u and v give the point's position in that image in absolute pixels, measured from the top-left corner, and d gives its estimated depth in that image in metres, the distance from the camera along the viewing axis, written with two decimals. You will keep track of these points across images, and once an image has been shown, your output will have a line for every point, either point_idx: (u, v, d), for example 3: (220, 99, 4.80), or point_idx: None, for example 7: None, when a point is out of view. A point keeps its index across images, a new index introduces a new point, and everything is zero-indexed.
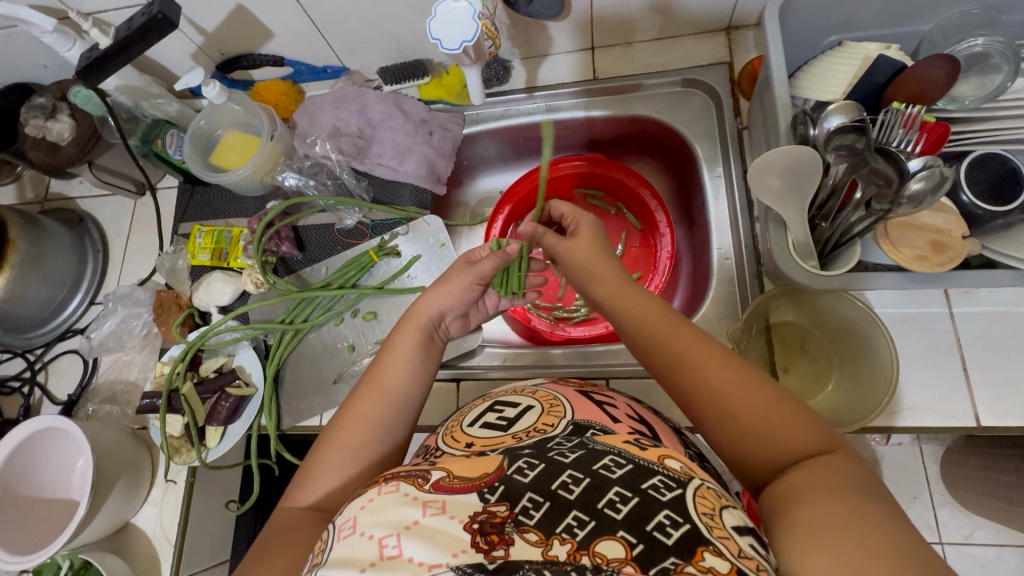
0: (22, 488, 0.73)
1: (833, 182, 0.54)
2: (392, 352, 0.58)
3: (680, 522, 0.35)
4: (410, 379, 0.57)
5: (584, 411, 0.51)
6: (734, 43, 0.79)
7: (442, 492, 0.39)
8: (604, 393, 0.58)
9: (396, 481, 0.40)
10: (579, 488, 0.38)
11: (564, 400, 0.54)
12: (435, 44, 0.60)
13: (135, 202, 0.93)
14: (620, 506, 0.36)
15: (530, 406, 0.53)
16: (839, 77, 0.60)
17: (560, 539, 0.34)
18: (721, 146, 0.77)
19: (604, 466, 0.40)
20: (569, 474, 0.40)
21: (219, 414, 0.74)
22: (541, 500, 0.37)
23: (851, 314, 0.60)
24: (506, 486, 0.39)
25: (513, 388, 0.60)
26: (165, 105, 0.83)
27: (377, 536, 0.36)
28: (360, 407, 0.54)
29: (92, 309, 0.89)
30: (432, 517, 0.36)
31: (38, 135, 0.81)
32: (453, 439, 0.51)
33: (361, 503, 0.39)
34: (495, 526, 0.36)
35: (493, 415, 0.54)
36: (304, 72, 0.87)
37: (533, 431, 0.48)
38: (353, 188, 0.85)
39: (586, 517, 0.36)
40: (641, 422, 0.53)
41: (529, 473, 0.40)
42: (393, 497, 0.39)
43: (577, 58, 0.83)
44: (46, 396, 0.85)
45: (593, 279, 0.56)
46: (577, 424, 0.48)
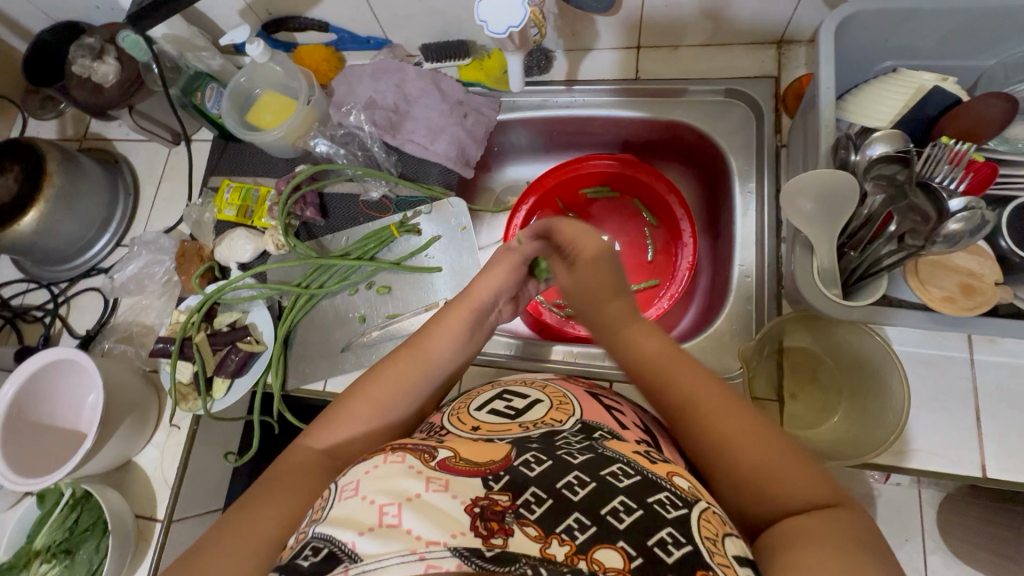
0: (33, 413, 0.75)
1: (868, 212, 0.52)
2: (441, 325, 0.59)
3: (682, 543, 0.35)
4: (450, 358, 0.58)
5: (592, 412, 0.53)
6: (784, 57, 0.77)
7: (446, 472, 0.40)
8: (612, 397, 0.59)
9: (402, 452, 0.42)
10: (583, 491, 0.39)
11: (573, 398, 0.55)
12: (481, 26, 0.60)
13: (169, 150, 0.94)
14: (622, 515, 0.37)
15: (540, 400, 0.55)
16: (888, 106, 0.58)
17: (559, 539, 0.35)
18: (756, 162, 0.75)
19: (611, 474, 0.41)
20: (575, 475, 0.41)
21: (228, 367, 0.76)
22: (543, 497, 0.39)
23: (865, 348, 0.59)
24: (511, 477, 0.40)
25: (524, 379, 0.62)
26: (208, 58, 0.84)
27: (378, 503, 0.36)
28: (400, 371, 0.55)
29: (117, 251, 0.92)
30: (433, 492, 0.37)
31: (84, 74, 0.82)
32: (459, 421, 0.52)
33: (366, 468, 0.40)
34: (495, 514, 0.37)
35: (501, 403, 0.55)
36: (346, 40, 0.87)
37: (542, 423, 0.50)
38: (382, 161, 0.86)
39: (587, 522, 0.37)
40: (646, 431, 0.53)
41: (535, 468, 0.42)
42: (399, 467, 0.40)
43: (621, 56, 0.82)
44: (66, 329, 0.88)
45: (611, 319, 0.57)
46: (586, 424, 0.50)
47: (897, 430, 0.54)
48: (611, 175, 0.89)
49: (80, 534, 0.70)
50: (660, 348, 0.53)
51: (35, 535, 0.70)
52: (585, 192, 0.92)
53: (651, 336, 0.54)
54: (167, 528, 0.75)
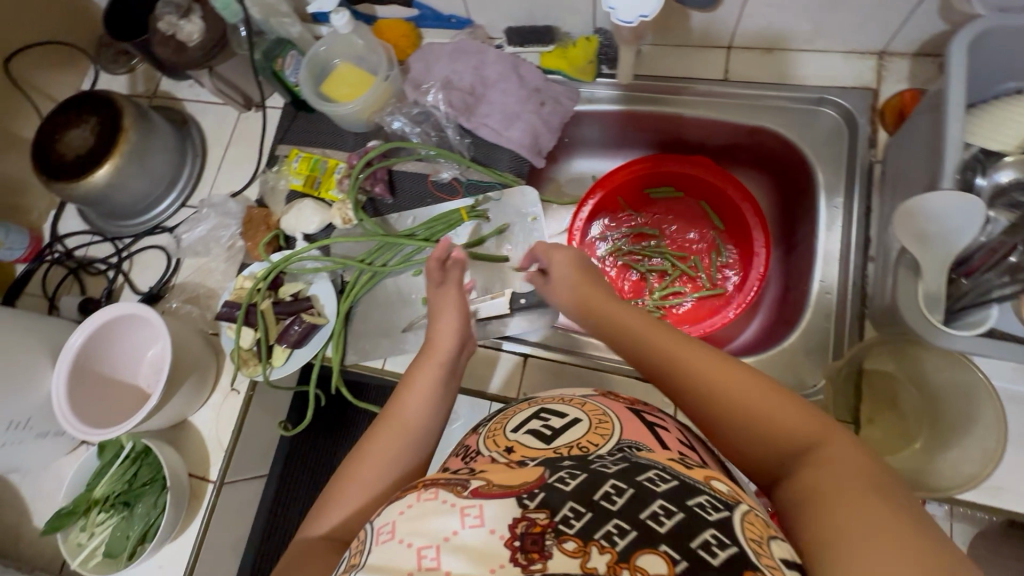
0: (98, 365, 0.76)
1: (987, 240, 0.51)
2: (414, 387, 0.59)
3: (727, 544, 0.34)
4: (426, 409, 0.58)
5: (632, 431, 0.49)
6: (885, 70, 0.74)
7: (480, 499, 0.38)
8: (654, 414, 0.56)
9: (434, 488, 0.40)
10: (622, 499, 0.38)
11: (613, 416, 0.51)
12: (609, 12, 0.58)
13: (239, 115, 0.94)
14: (663, 519, 0.36)
15: (577, 419, 0.51)
16: (1015, 127, 0.54)
17: (599, 548, 0.34)
18: (846, 176, 0.73)
19: (649, 479, 0.39)
20: (611, 484, 0.39)
21: (290, 337, 0.76)
22: (582, 510, 0.37)
23: (954, 378, 0.58)
24: (546, 495, 0.38)
25: (561, 395, 0.58)
26: (289, 25, 0.82)
27: (416, 545, 0.36)
28: (382, 439, 0.54)
29: (182, 211, 0.92)
30: (469, 529, 0.36)
31: (169, 32, 0.81)
32: (493, 442, 0.51)
33: (400, 507, 0.39)
34: (535, 539, 0.35)
35: (538, 422, 0.52)
36: (428, 17, 0.86)
37: (576, 447, 0.46)
38: (455, 143, 0.85)
39: (627, 527, 0.35)
40: (690, 447, 0.50)
41: (571, 482, 0.39)
42: (433, 503, 0.38)
43: (711, 55, 0.80)
44: (129, 284, 0.89)
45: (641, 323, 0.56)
46: (624, 446, 0.46)
47: (993, 460, 0.53)
48: (682, 176, 0.87)
49: (138, 487, 0.71)
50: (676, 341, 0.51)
51: (95, 484, 0.72)
52: (649, 193, 0.91)
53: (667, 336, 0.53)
54: (219, 489, 0.76)
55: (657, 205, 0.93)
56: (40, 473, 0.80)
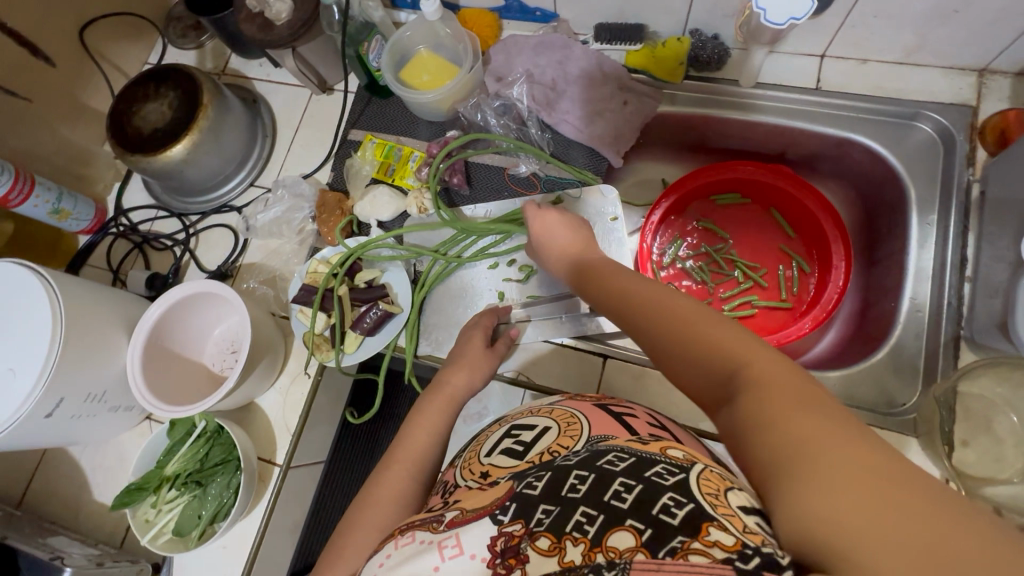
0: (169, 342, 0.76)
1: None
2: (420, 423, 0.59)
3: (683, 503, 0.34)
4: (426, 452, 0.57)
5: (601, 426, 0.49)
6: (984, 87, 0.73)
7: (456, 528, 0.39)
8: (623, 405, 0.55)
9: (411, 531, 0.42)
10: (585, 487, 0.38)
11: (581, 416, 0.52)
12: (758, 14, 0.59)
13: (312, 97, 0.93)
14: (625, 495, 0.36)
15: (547, 427, 0.52)
16: None
17: (573, 539, 0.34)
18: (941, 194, 0.72)
19: (608, 462, 0.40)
20: (576, 476, 0.40)
21: (366, 323, 0.75)
22: (552, 507, 0.38)
23: None
24: (518, 502, 0.39)
25: (530, 407, 0.58)
26: (372, 9, 0.82)
27: None
28: (383, 484, 0.53)
29: (250, 191, 0.91)
30: (450, 559, 0.37)
31: (257, 9, 0.78)
32: (469, 471, 0.51)
33: (379, 560, 0.40)
34: (513, 549, 0.36)
35: (510, 439, 0.52)
36: (514, 8, 0.85)
37: (549, 452, 0.47)
38: (536, 138, 0.84)
39: (595, 513, 0.36)
40: (663, 429, 0.51)
41: (539, 484, 0.40)
42: (411, 547, 0.39)
43: (801, 62, 0.79)
44: (194, 262, 0.88)
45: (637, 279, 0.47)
46: (593, 440, 0.46)
47: None
48: (753, 182, 0.85)
49: (211, 467, 0.71)
50: (660, 291, 0.44)
51: (166, 461, 0.71)
52: (716, 199, 0.91)
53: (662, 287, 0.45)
54: (285, 473, 0.75)
55: (723, 211, 0.92)
56: (101, 446, 0.80)
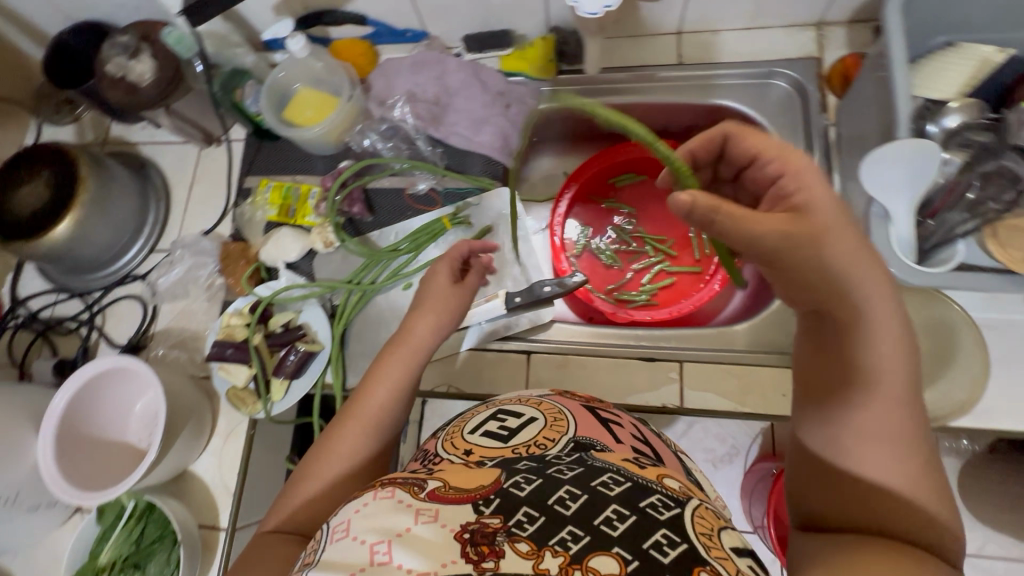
0: (85, 426, 0.73)
1: (948, 180, 0.54)
2: (378, 377, 0.61)
3: (677, 542, 0.39)
4: (386, 403, 0.60)
5: (586, 429, 0.54)
6: (824, 39, 0.79)
7: (436, 502, 0.41)
8: (610, 410, 0.59)
9: (391, 487, 0.43)
10: (575, 504, 0.42)
11: (568, 413, 0.56)
12: (575, 7, 0.61)
13: (201, 151, 0.91)
14: (616, 523, 0.40)
15: (533, 418, 0.55)
16: (952, 76, 0.59)
17: (552, 551, 0.37)
18: (805, 141, 0.77)
19: (603, 483, 0.44)
20: (566, 490, 0.43)
21: (287, 367, 0.75)
22: (536, 514, 0.40)
23: (940, 316, 0.62)
24: (501, 499, 0.42)
25: (518, 397, 0.61)
26: (242, 54, 0.83)
27: (369, 542, 0.38)
28: (347, 432, 0.59)
29: (153, 256, 0.89)
30: (422, 525, 0.39)
31: (119, 74, 0.78)
32: (452, 445, 0.54)
33: (356, 506, 0.42)
34: (485, 537, 0.38)
35: (495, 424, 0.56)
36: (383, 33, 0.86)
37: (533, 446, 0.52)
38: (428, 154, 0.85)
39: (581, 532, 0.39)
40: (644, 442, 0.55)
41: (526, 488, 0.43)
42: (388, 502, 0.41)
43: (661, 42, 0.84)
44: (104, 339, 0.85)
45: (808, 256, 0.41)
46: (578, 442, 0.51)
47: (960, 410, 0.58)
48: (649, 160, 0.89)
49: (148, 546, 0.68)
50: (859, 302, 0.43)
51: (99, 550, 0.68)
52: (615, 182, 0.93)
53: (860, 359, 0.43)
54: (232, 535, 0.73)
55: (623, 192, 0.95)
56: (30, 552, 0.75)
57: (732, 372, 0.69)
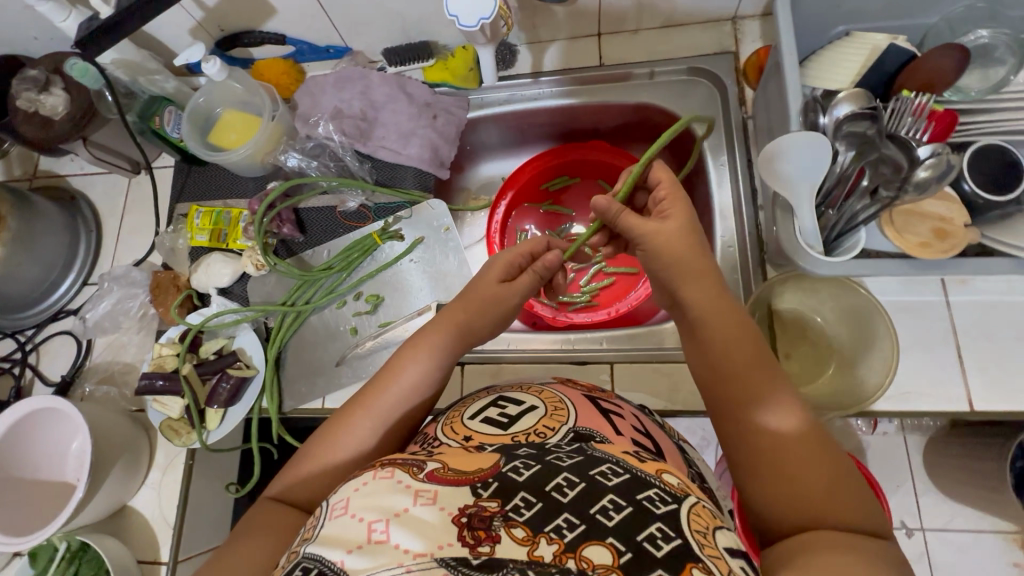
0: (16, 469, 0.71)
1: (841, 170, 0.54)
2: (415, 356, 0.55)
3: (672, 537, 0.35)
4: (408, 388, 0.53)
5: (586, 418, 0.51)
6: (740, 33, 0.80)
7: (435, 483, 0.38)
8: (611, 400, 0.57)
9: (391, 467, 0.40)
10: (573, 492, 0.38)
11: (568, 402, 0.53)
12: (452, 21, 0.59)
13: (129, 180, 0.90)
14: (612, 513, 0.37)
15: (533, 406, 0.52)
16: (847, 67, 0.60)
17: (547, 539, 0.35)
18: (726, 135, 0.77)
19: (601, 473, 0.40)
20: (564, 477, 0.40)
21: (220, 396, 0.73)
22: (533, 500, 0.38)
23: (858, 303, 0.63)
24: (500, 482, 0.39)
25: (518, 384, 0.59)
26: (162, 81, 0.81)
27: (366, 520, 0.35)
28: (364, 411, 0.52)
29: (86, 289, 0.87)
30: (421, 506, 0.36)
31: (30, 108, 0.78)
32: (451, 430, 0.51)
33: (355, 485, 0.39)
34: (483, 520, 0.36)
35: (495, 410, 0.53)
36: (305, 51, 0.86)
37: (533, 434, 0.48)
38: (356, 170, 0.84)
39: (576, 520, 0.36)
40: (645, 435, 0.52)
41: (524, 473, 0.40)
42: (387, 482, 0.38)
43: (583, 45, 0.84)
44: (38, 377, 0.83)
45: (683, 282, 0.49)
46: (578, 433, 0.48)
47: (874, 393, 0.59)
48: (579, 162, 0.89)
49: None
50: (702, 299, 0.48)
51: None
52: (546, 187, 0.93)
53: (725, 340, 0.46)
54: (173, 569, 0.72)
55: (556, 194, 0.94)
56: None
57: (662, 370, 0.70)
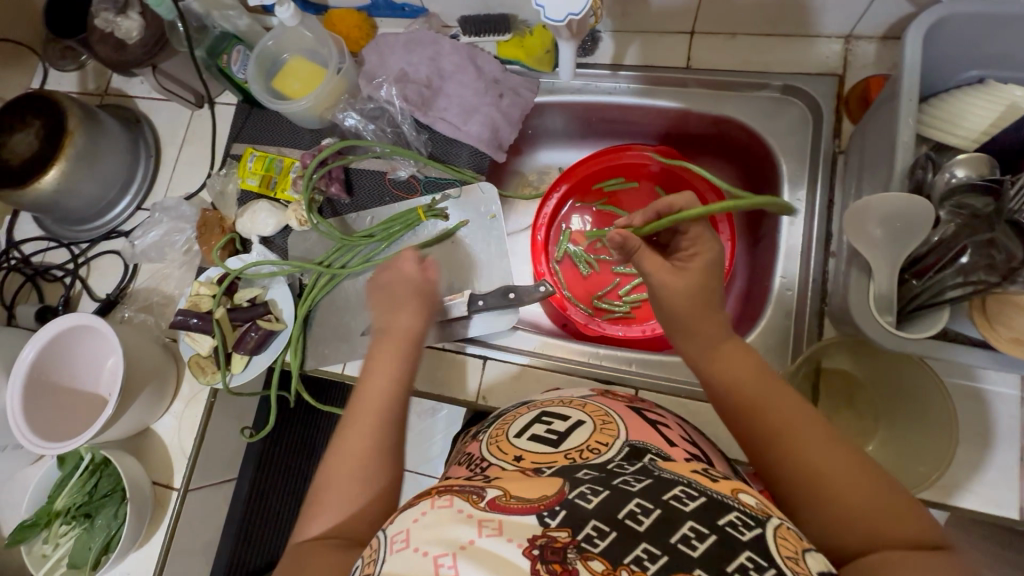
0: (54, 377, 0.75)
1: (938, 239, 0.48)
2: (377, 366, 0.57)
3: (765, 567, 0.32)
4: (388, 393, 0.54)
5: (639, 432, 0.47)
6: (850, 54, 0.71)
7: (498, 512, 0.37)
8: (655, 411, 0.54)
9: (449, 495, 0.39)
10: (648, 519, 0.36)
11: (616, 416, 0.50)
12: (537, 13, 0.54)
13: (192, 113, 0.91)
14: (695, 542, 0.34)
15: (581, 421, 0.50)
16: (974, 120, 0.52)
17: (629, 571, 0.33)
18: (810, 167, 0.71)
19: (675, 497, 0.38)
20: (637, 503, 0.37)
21: (248, 343, 0.75)
22: (606, 528, 0.35)
23: (917, 382, 0.58)
24: (569, 510, 0.36)
25: (558, 398, 0.57)
26: (235, 18, 0.81)
27: (433, 554, 0.34)
28: (357, 434, 0.51)
29: (138, 214, 0.90)
30: (488, 538, 0.35)
31: (107, 29, 0.80)
32: (498, 450, 0.48)
33: (414, 514, 0.37)
34: (557, 552, 0.33)
35: (541, 427, 0.50)
36: (380, 6, 0.82)
37: (586, 451, 0.45)
38: (412, 140, 0.82)
39: (657, 551, 0.34)
40: (693, 444, 0.50)
41: (593, 498, 0.38)
42: (447, 512, 0.37)
43: (670, 41, 0.77)
44: (86, 291, 0.87)
45: (681, 335, 0.53)
46: (634, 447, 0.45)
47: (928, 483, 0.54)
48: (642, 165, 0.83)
49: (99, 498, 0.71)
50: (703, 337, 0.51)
51: (55, 495, 0.72)
52: (602, 186, 0.88)
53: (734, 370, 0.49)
54: (183, 497, 0.75)
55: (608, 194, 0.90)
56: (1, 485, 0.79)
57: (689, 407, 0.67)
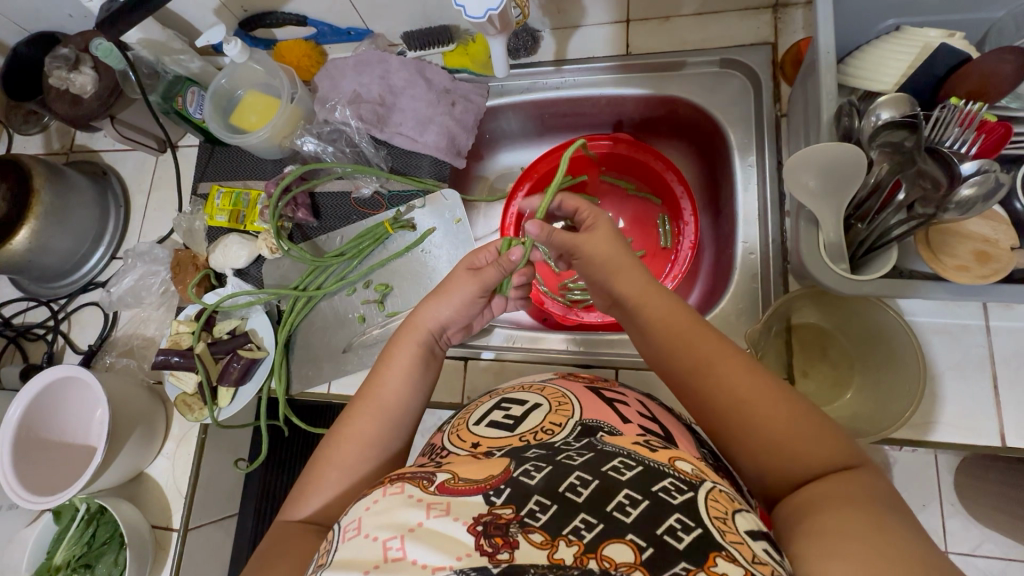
0: (43, 432, 0.75)
1: (876, 181, 0.50)
2: (391, 364, 0.57)
3: (692, 527, 0.34)
4: (402, 384, 0.56)
5: (593, 409, 0.49)
6: (780, 22, 0.74)
7: (446, 495, 0.38)
8: (613, 389, 0.56)
9: (400, 482, 0.40)
10: (587, 490, 0.38)
11: (572, 396, 0.52)
12: (458, 11, 0.58)
13: (156, 158, 0.93)
14: (629, 509, 0.36)
15: (537, 404, 0.52)
16: (894, 64, 0.55)
17: (566, 541, 0.34)
18: (757, 134, 0.73)
19: (614, 467, 0.40)
20: (577, 476, 0.39)
21: (231, 375, 0.75)
22: (548, 503, 0.37)
23: (879, 319, 0.58)
24: (513, 488, 0.38)
25: (521, 384, 0.58)
26: (187, 61, 0.83)
27: (382, 538, 0.35)
28: (363, 422, 0.53)
29: (113, 263, 0.91)
30: (435, 518, 0.36)
31: (62, 86, 0.83)
32: (458, 439, 0.50)
33: (366, 504, 0.39)
34: (500, 528, 0.35)
35: (499, 413, 0.52)
36: (326, 34, 0.84)
37: (540, 432, 0.47)
38: (371, 156, 0.84)
39: (594, 520, 0.36)
40: (652, 419, 0.51)
41: (537, 475, 0.39)
42: (399, 498, 0.38)
43: (611, 32, 0.80)
44: (69, 345, 0.87)
45: (615, 276, 0.54)
46: (586, 425, 0.47)
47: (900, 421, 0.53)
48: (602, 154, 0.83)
49: (98, 547, 0.72)
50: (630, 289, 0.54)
51: (56, 549, 0.72)
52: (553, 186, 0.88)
53: (675, 310, 0.51)
54: (184, 536, 0.75)
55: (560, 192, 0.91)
56: None
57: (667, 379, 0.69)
